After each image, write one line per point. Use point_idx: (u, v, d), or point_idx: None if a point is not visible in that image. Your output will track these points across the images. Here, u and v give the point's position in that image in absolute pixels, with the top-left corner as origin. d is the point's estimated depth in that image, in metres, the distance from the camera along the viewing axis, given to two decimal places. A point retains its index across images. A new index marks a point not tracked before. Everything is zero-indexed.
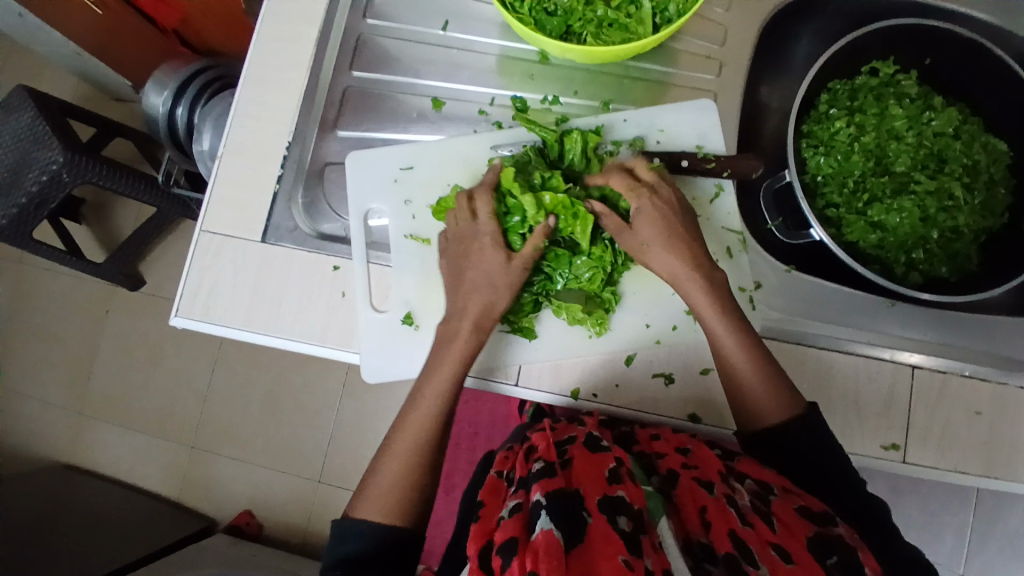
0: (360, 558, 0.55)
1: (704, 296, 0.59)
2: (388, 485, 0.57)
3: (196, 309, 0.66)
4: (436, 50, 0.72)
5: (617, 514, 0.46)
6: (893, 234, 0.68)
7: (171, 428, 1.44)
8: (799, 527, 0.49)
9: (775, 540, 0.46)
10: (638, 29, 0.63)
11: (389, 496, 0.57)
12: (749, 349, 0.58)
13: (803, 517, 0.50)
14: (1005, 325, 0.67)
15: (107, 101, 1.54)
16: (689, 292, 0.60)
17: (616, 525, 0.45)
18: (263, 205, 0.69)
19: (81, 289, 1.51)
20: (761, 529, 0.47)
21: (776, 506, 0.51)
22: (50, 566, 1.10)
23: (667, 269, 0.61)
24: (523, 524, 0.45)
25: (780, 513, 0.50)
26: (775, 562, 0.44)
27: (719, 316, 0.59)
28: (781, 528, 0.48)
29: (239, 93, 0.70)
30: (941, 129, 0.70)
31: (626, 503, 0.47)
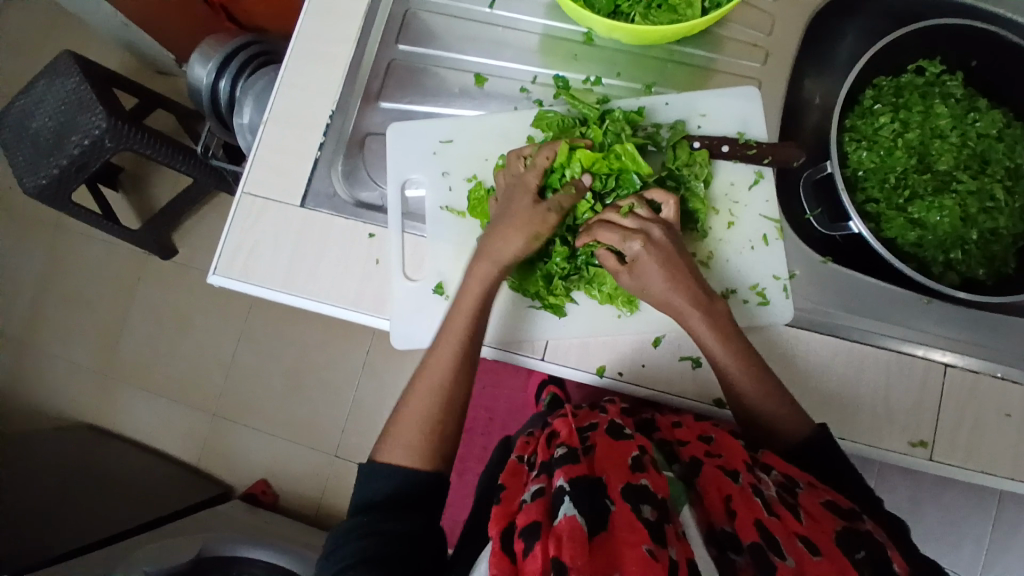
0: (393, 499, 0.55)
1: (709, 328, 0.58)
2: (413, 427, 0.58)
3: (234, 268, 0.68)
4: (481, 28, 0.73)
5: (640, 503, 0.46)
6: (933, 233, 0.67)
7: (195, 394, 1.48)
8: (826, 521, 0.48)
9: (801, 532, 0.46)
10: (687, 11, 0.63)
11: (416, 439, 0.57)
12: (746, 359, 0.58)
13: (829, 512, 0.49)
14: None
15: (151, 73, 1.58)
16: (692, 324, 0.58)
17: (640, 513, 0.45)
18: (305, 170, 0.70)
19: (116, 255, 1.56)
20: (787, 520, 0.47)
21: (803, 499, 0.51)
22: (75, 516, 1.13)
23: (662, 299, 0.59)
24: (546, 508, 0.46)
25: (807, 508, 0.49)
26: (802, 554, 0.44)
27: (722, 341, 0.58)
28: (808, 521, 0.47)
29: (287, 62, 0.72)
30: (986, 130, 0.69)
31: (649, 492, 0.47)
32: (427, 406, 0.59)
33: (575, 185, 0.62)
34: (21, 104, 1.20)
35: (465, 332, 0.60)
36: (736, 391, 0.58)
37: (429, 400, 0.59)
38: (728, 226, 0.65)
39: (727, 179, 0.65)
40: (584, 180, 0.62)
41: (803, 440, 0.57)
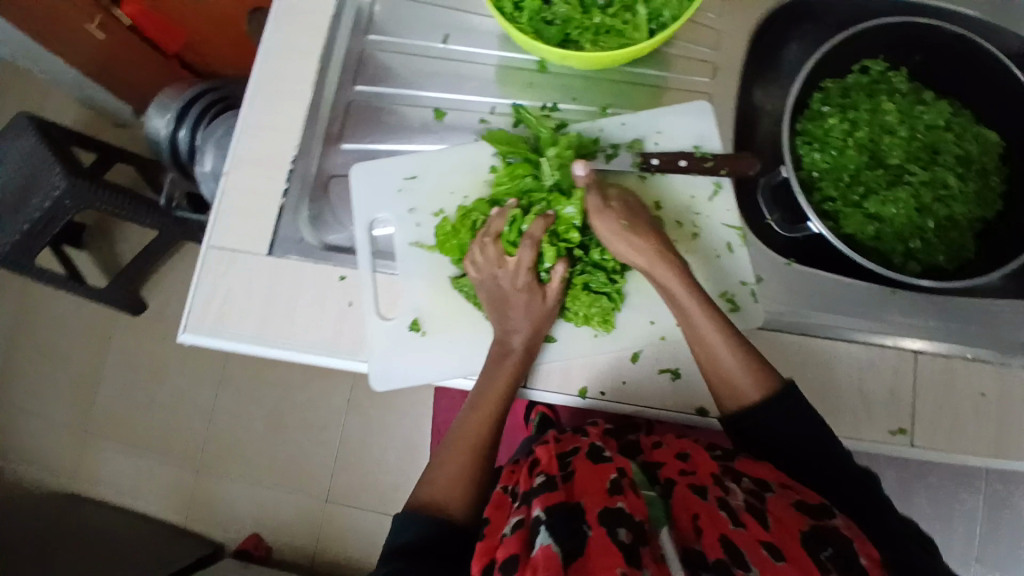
0: (409, 548, 0.53)
1: (676, 278, 0.58)
2: (450, 474, 0.58)
3: (205, 323, 0.67)
4: (437, 63, 0.74)
5: (616, 526, 0.45)
6: (890, 225, 0.70)
7: (176, 450, 1.43)
8: (794, 522, 0.48)
9: (767, 539, 0.46)
10: (635, 35, 0.64)
11: (445, 490, 0.57)
12: (724, 325, 0.58)
13: (798, 513, 0.50)
14: (1012, 310, 0.68)
15: (108, 127, 1.55)
16: (661, 275, 0.59)
17: (616, 536, 0.44)
18: (269, 217, 0.69)
19: (84, 314, 1.52)
20: (754, 528, 0.47)
21: (772, 504, 0.51)
22: None
23: (639, 254, 0.59)
24: (523, 539, 0.45)
25: (775, 511, 0.50)
26: (767, 562, 0.44)
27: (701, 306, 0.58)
28: (774, 526, 0.48)
29: (244, 109, 0.71)
30: (934, 121, 0.71)
31: (626, 514, 0.47)
32: (461, 459, 0.59)
33: (555, 273, 0.61)
34: None
35: (502, 395, 0.60)
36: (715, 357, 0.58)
37: (463, 453, 0.59)
38: (692, 238, 0.66)
39: (688, 193, 0.67)
40: (559, 270, 0.61)
41: (762, 395, 0.57)
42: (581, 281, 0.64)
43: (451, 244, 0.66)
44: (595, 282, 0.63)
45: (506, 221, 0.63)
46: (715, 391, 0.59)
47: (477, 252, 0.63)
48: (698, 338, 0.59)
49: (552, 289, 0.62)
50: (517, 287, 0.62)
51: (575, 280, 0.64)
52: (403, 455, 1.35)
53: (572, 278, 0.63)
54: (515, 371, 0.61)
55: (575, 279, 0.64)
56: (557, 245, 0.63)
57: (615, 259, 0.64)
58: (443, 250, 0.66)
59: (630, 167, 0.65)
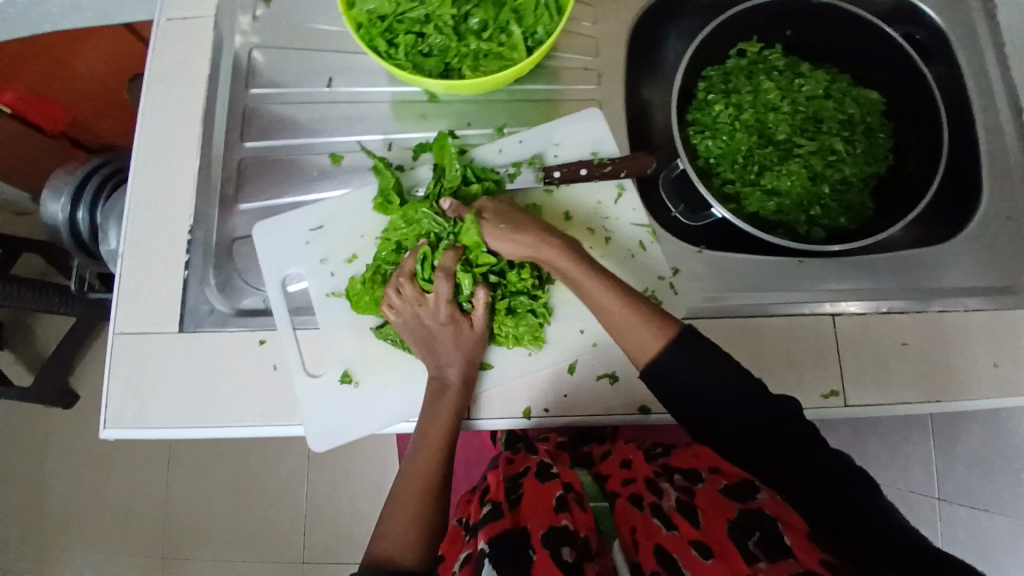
0: None
1: (567, 259, 0.58)
2: (402, 523, 0.55)
3: (125, 415, 0.64)
4: (325, 107, 0.72)
5: (560, 546, 0.46)
6: (788, 198, 0.73)
7: (134, 545, 1.35)
8: (723, 510, 0.55)
9: (697, 534, 0.53)
10: (513, 54, 0.64)
11: (399, 538, 0.54)
12: (623, 292, 0.57)
13: (728, 499, 0.56)
14: (920, 258, 0.71)
15: (5, 218, 1.46)
16: (552, 259, 0.59)
17: (560, 556, 0.45)
18: (175, 291, 0.66)
19: (9, 420, 1.41)
20: (685, 529, 0.54)
21: (703, 497, 0.57)
22: None
23: (525, 245, 0.59)
24: None
25: (706, 503, 0.56)
26: (695, 560, 0.50)
27: (596, 280, 0.58)
28: (705, 520, 0.54)
29: (131, 185, 0.68)
30: (813, 92, 0.75)
31: (571, 531, 0.48)
32: (411, 506, 0.56)
33: (476, 300, 0.61)
34: None
35: (445, 433, 0.58)
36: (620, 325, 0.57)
37: (413, 499, 0.57)
38: (606, 242, 0.67)
39: (594, 198, 0.67)
40: (479, 296, 0.61)
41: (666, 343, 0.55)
42: (505, 305, 0.63)
43: (367, 301, 0.64)
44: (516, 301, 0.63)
45: (418, 260, 0.63)
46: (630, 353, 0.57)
47: (393, 292, 0.61)
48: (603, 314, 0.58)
49: (476, 317, 0.61)
50: (441, 322, 0.61)
51: (498, 306, 0.63)
52: (377, 502, 1.31)
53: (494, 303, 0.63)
54: (454, 407, 0.59)
55: (498, 304, 0.63)
56: (474, 272, 0.62)
57: (533, 275, 0.63)
58: (360, 309, 0.64)
59: (535, 182, 0.67)
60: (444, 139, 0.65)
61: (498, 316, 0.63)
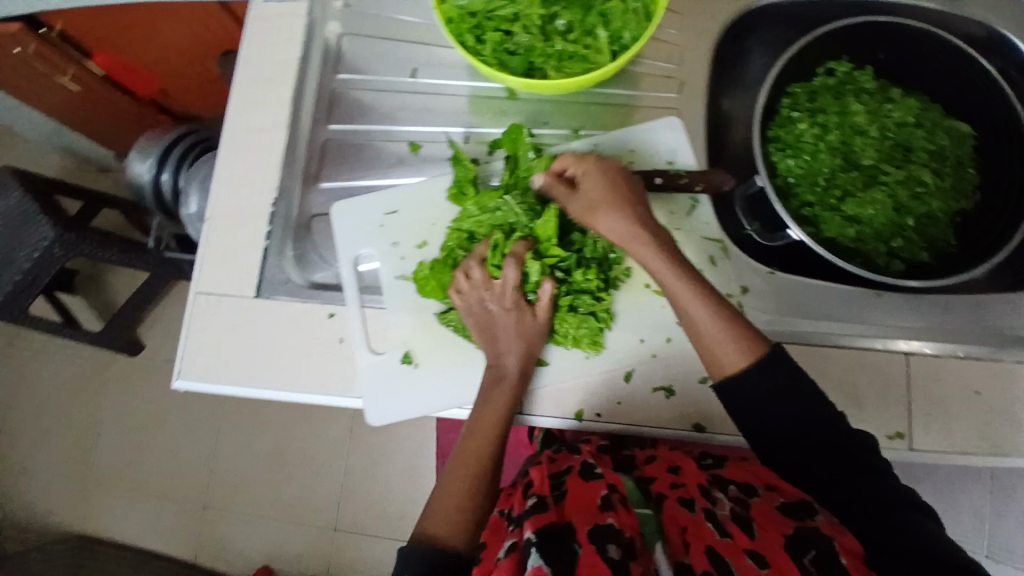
0: None
1: (655, 254, 0.58)
2: (452, 503, 0.57)
3: (197, 368, 0.68)
4: (406, 97, 0.74)
5: (606, 543, 0.47)
6: (869, 226, 0.71)
7: (181, 491, 1.43)
8: (778, 526, 0.55)
9: (749, 544, 0.53)
10: (598, 58, 0.63)
11: (447, 517, 0.56)
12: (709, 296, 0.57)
13: (783, 515, 0.57)
14: (1002, 303, 0.68)
15: (92, 173, 1.56)
16: (639, 252, 0.59)
17: (605, 553, 0.46)
18: (254, 260, 0.70)
19: (81, 361, 1.52)
20: (738, 537, 0.53)
21: (757, 509, 0.58)
22: None
23: (614, 231, 0.59)
24: (516, 563, 0.45)
25: (760, 517, 0.57)
26: (750, 567, 0.50)
27: (682, 277, 0.57)
28: (758, 531, 0.54)
29: (218, 157, 0.72)
30: (903, 119, 0.73)
31: (615, 531, 0.49)
32: (461, 486, 0.58)
33: (542, 291, 0.62)
34: None
35: (499, 420, 0.60)
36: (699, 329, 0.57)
37: (464, 478, 0.59)
38: None
39: (667, 209, 0.68)
40: (545, 289, 0.62)
41: (751, 362, 0.55)
42: (567, 302, 0.64)
43: (432, 285, 0.66)
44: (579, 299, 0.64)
45: (490, 249, 0.64)
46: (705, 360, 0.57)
47: (462, 278, 0.63)
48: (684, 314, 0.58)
49: (539, 309, 0.62)
50: (505, 309, 0.62)
51: (561, 301, 0.64)
52: (409, 481, 1.35)
53: (559, 299, 0.64)
54: (509, 395, 0.61)
55: (562, 301, 0.64)
56: (542, 262, 0.63)
57: (598, 278, 0.63)
58: (427, 292, 0.66)
59: None
60: (517, 130, 0.65)
61: (560, 314, 0.64)
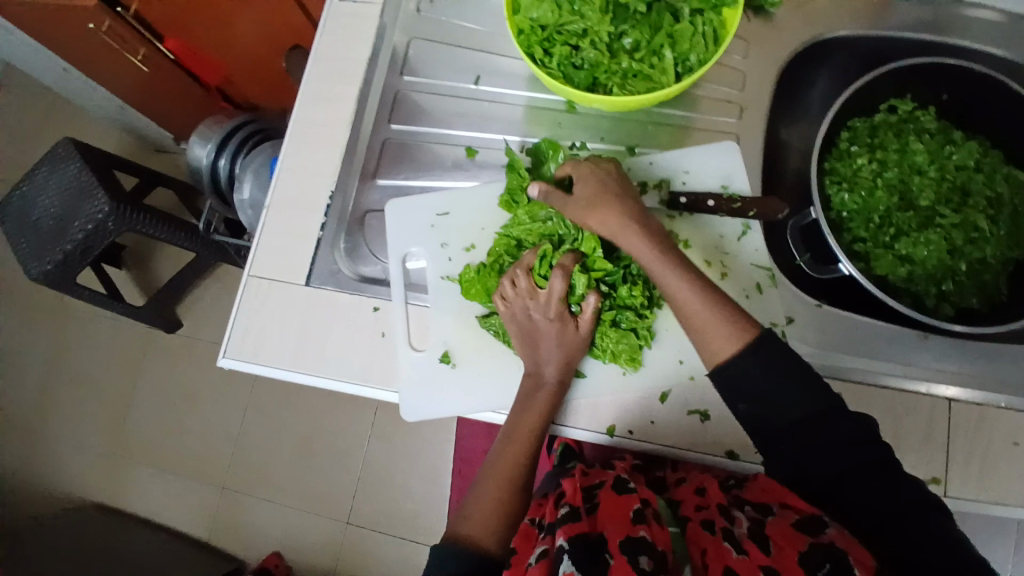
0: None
1: (644, 246, 0.58)
2: (488, 508, 0.59)
3: (244, 350, 0.70)
4: (467, 103, 0.76)
5: (637, 554, 0.49)
6: (921, 267, 0.70)
7: (203, 468, 1.47)
8: (794, 543, 0.53)
9: (766, 563, 0.52)
10: (662, 78, 0.65)
11: (482, 516, 0.58)
12: (700, 285, 0.56)
13: (799, 532, 0.54)
14: None
15: (150, 153, 1.63)
16: (631, 246, 0.58)
17: (637, 564, 0.48)
18: (307, 250, 0.72)
19: (122, 332, 1.58)
20: (755, 554, 0.53)
21: (773, 529, 0.56)
22: None
23: (604, 226, 0.59)
24: (546, 568, 0.49)
25: (777, 534, 0.55)
26: None
27: (670, 267, 0.57)
28: (775, 550, 0.53)
29: (284, 148, 0.75)
30: (962, 162, 0.71)
31: (648, 543, 0.51)
32: (496, 491, 0.60)
33: (586, 304, 0.62)
34: (24, 190, 1.23)
35: (536, 428, 0.61)
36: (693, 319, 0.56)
37: (499, 484, 0.61)
38: (722, 277, 0.67)
39: (717, 232, 0.68)
40: (589, 302, 0.62)
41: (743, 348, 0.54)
42: (611, 317, 0.64)
43: (477, 289, 0.67)
44: (622, 316, 0.64)
45: (537, 257, 0.65)
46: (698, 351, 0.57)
47: (507, 282, 0.64)
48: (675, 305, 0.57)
49: (581, 321, 0.63)
50: (549, 319, 0.63)
51: (605, 316, 0.64)
52: (425, 481, 1.36)
53: (602, 312, 0.64)
54: (546, 403, 0.61)
55: (605, 314, 0.64)
56: (589, 276, 0.63)
57: (643, 295, 0.64)
58: (472, 295, 0.68)
59: (658, 205, 0.68)
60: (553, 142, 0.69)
61: (604, 328, 0.64)
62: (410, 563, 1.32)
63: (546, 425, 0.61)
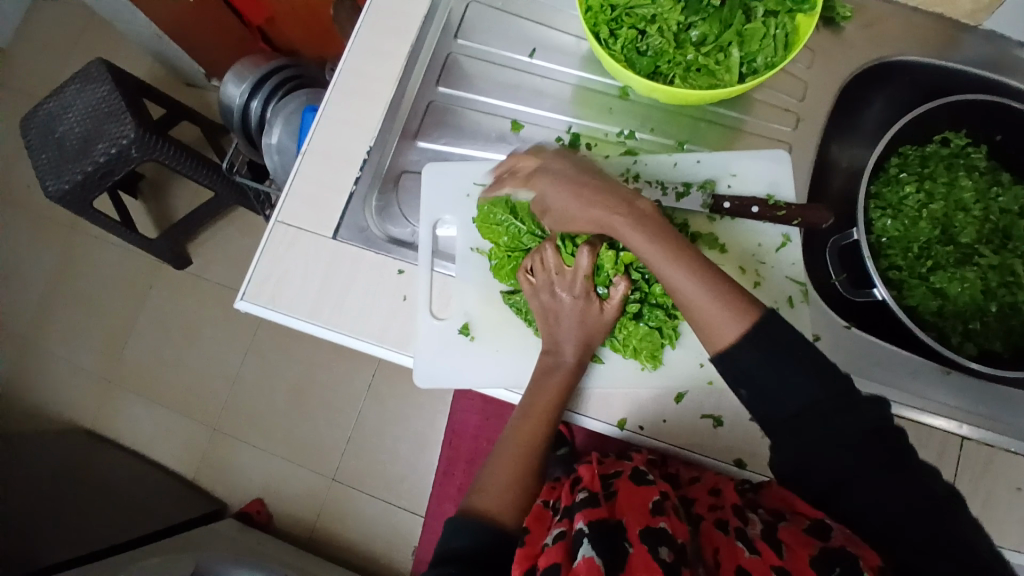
0: (461, 554, 0.53)
1: (643, 238, 0.54)
2: (501, 486, 0.59)
3: (263, 296, 0.69)
4: (519, 76, 0.74)
5: (658, 544, 0.51)
6: (953, 303, 0.69)
7: (196, 407, 1.47)
8: (806, 547, 0.52)
9: (778, 564, 0.51)
10: (725, 76, 0.63)
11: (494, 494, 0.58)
12: (701, 273, 0.53)
13: (809, 536, 0.53)
14: None
15: (180, 86, 1.61)
16: (630, 239, 0.54)
17: (657, 554, 0.49)
18: (338, 203, 0.71)
19: (130, 261, 1.57)
20: (768, 555, 0.52)
21: (785, 532, 0.55)
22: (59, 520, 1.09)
23: (594, 220, 0.56)
24: (566, 551, 0.50)
25: (788, 538, 0.54)
26: None
27: (667, 257, 0.53)
28: (787, 554, 0.52)
29: (328, 97, 0.74)
30: (1008, 206, 0.70)
31: (669, 535, 0.52)
32: (513, 469, 0.60)
33: (615, 289, 0.62)
34: (51, 107, 1.21)
35: (553, 407, 0.61)
36: (696, 308, 0.53)
37: (513, 463, 0.60)
38: (755, 286, 0.66)
39: (756, 240, 0.67)
40: (618, 288, 0.61)
41: (742, 333, 0.52)
42: (637, 309, 0.63)
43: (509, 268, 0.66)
44: (649, 312, 0.63)
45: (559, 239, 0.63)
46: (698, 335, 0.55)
47: (535, 260, 0.64)
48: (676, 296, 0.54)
49: (607, 304, 0.62)
50: (575, 297, 0.62)
51: (630, 308, 0.63)
52: (413, 447, 1.37)
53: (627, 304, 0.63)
54: (564, 383, 0.61)
55: (631, 306, 0.63)
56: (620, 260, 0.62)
57: None
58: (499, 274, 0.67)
59: (700, 207, 0.66)
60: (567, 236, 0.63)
61: (631, 320, 0.64)
62: (390, 526, 1.33)
63: (561, 406, 0.61)
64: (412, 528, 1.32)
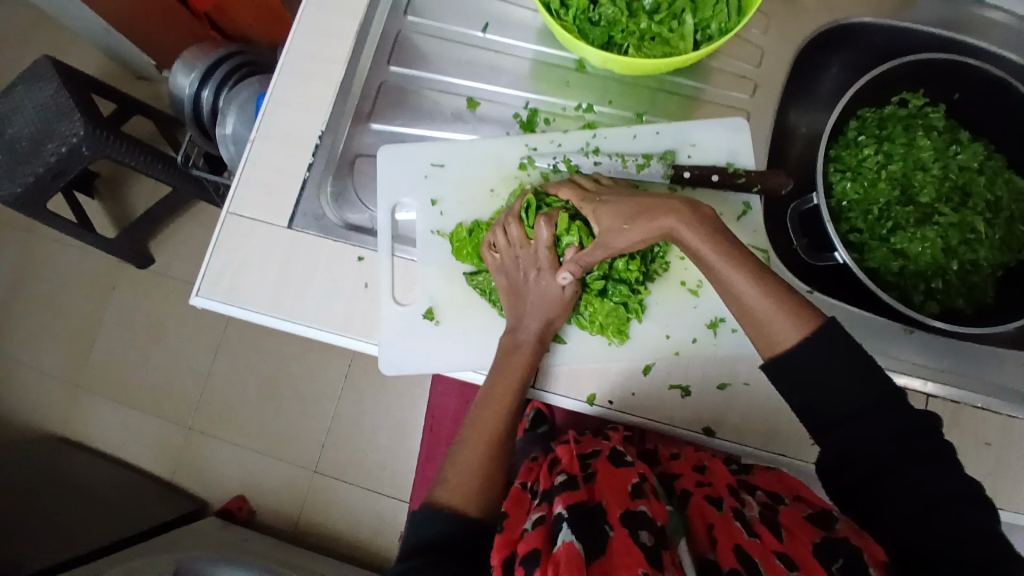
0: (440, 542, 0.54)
1: (701, 236, 0.54)
2: (468, 474, 0.58)
3: (219, 289, 0.67)
4: (473, 52, 0.72)
5: (638, 528, 0.51)
6: (915, 263, 0.70)
7: (168, 407, 1.44)
8: (807, 533, 0.52)
9: (779, 548, 0.50)
10: (679, 44, 0.63)
11: (462, 483, 0.58)
12: (762, 280, 0.52)
13: (810, 523, 0.53)
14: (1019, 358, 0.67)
15: (128, 78, 1.54)
16: (686, 237, 0.54)
17: (638, 538, 0.50)
18: (292, 191, 0.69)
19: (90, 263, 1.52)
20: (767, 538, 0.51)
21: (784, 516, 0.55)
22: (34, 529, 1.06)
23: (652, 231, 0.55)
24: (545, 536, 0.50)
25: (787, 521, 0.54)
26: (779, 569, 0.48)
27: (725, 257, 0.53)
28: (787, 538, 0.51)
29: (275, 80, 0.71)
30: (966, 163, 0.71)
31: (648, 519, 0.52)
32: (480, 453, 0.60)
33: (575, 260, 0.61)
34: None
35: (515, 387, 0.61)
36: (758, 316, 0.53)
37: (479, 447, 0.60)
38: None
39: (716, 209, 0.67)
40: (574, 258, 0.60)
41: (804, 337, 0.51)
42: (600, 285, 0.63)
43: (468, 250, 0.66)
44: (613, 287, 0.63)
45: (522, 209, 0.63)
46: (754, 340, 0.54)
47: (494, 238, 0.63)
48: (734, 301, 0.54)
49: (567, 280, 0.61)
50: (536, 271, 0.62)
51: (592, 282, 0.63)
52: (392, 434, 1.36)
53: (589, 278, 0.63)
54: (525, 362, 0.61)
55: (593, 282, 0.63)
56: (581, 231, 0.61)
57: (640, 269, 0.62)
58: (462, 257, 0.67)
59: (661, 178, 0.66)
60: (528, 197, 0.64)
61: (598, 296, 0.63)
62: (374, 514, 1.33)
63: (523, 385, 0.61)
64: (397, 514, 1.32)
